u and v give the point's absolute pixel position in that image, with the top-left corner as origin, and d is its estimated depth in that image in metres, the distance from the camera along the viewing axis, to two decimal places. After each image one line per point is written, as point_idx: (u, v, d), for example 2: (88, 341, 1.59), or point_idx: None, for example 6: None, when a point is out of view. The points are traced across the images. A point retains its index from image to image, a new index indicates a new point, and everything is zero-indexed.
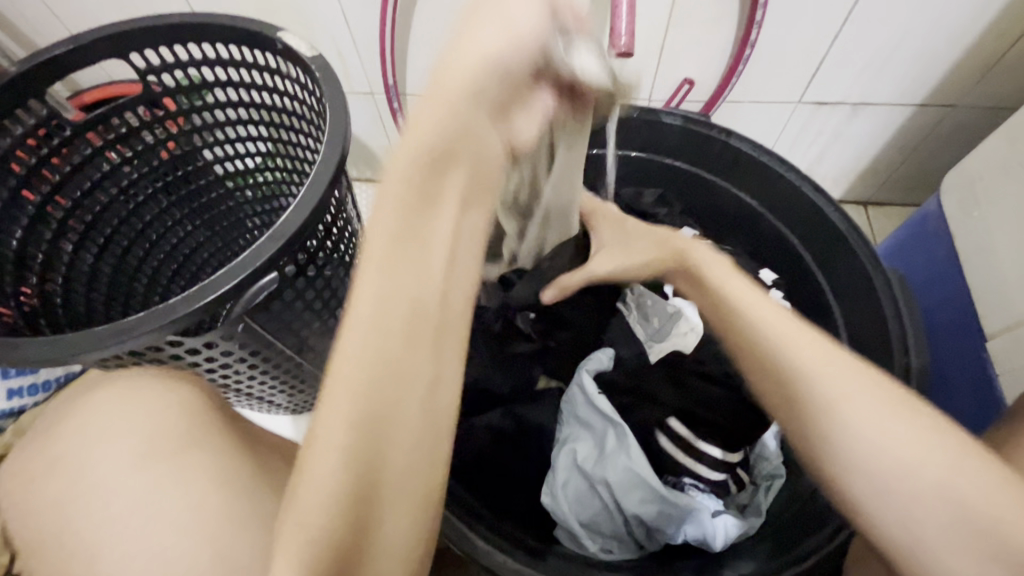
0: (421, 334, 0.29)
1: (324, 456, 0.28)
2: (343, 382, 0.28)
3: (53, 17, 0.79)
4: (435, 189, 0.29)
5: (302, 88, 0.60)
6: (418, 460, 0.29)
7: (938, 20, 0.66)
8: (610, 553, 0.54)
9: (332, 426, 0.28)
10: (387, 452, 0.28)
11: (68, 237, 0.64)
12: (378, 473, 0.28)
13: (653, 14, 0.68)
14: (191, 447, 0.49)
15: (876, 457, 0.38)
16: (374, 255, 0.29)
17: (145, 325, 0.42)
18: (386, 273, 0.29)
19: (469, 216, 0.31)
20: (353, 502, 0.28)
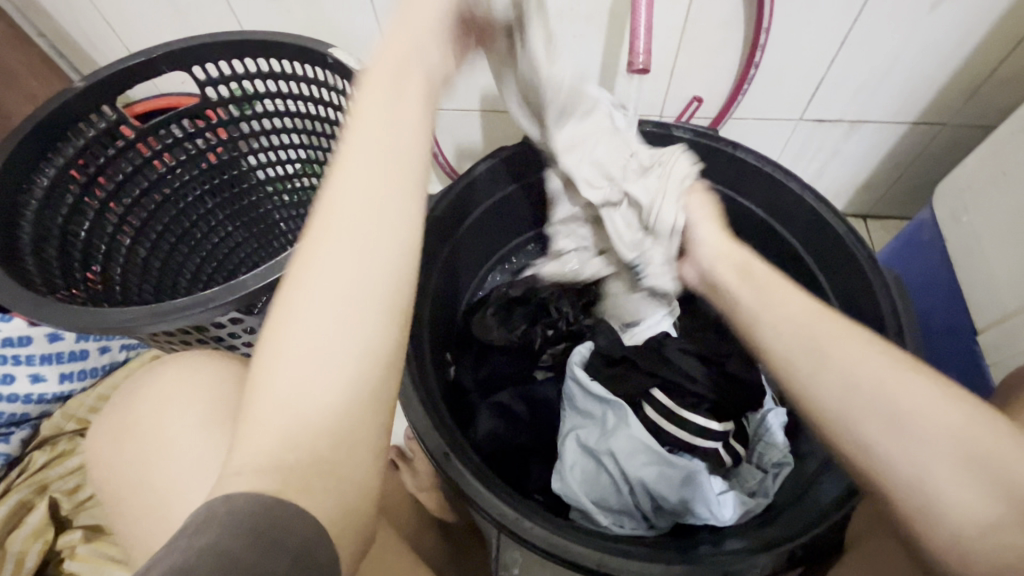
0: (354, 313, 0.33)
1: (263, 408, 0.32)
2: (289, 349, 0.32)
3: (113, 36, 0.86)
4: (366, 176, 0.35)
5: (347, 98, 0.66)
6: (351, 437, 0.32)
7: (927, 45, 0.73)
8: (622, 528, 0.58)
9: (273, 386, 0.32)
10: (320, 423, 0.32)
11: (125, 233, 0.70)
12: (312, 437, 0.31)
13: (666, 37, 0.74)
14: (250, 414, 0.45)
15: (886, 408, 0.37)
16: (320, 232, 0.34)
17: (223, 296, 0.50)
18: (331, 248, 0.34)
19: (393, 206, 0.35)
20: (291, 437, 0.31)
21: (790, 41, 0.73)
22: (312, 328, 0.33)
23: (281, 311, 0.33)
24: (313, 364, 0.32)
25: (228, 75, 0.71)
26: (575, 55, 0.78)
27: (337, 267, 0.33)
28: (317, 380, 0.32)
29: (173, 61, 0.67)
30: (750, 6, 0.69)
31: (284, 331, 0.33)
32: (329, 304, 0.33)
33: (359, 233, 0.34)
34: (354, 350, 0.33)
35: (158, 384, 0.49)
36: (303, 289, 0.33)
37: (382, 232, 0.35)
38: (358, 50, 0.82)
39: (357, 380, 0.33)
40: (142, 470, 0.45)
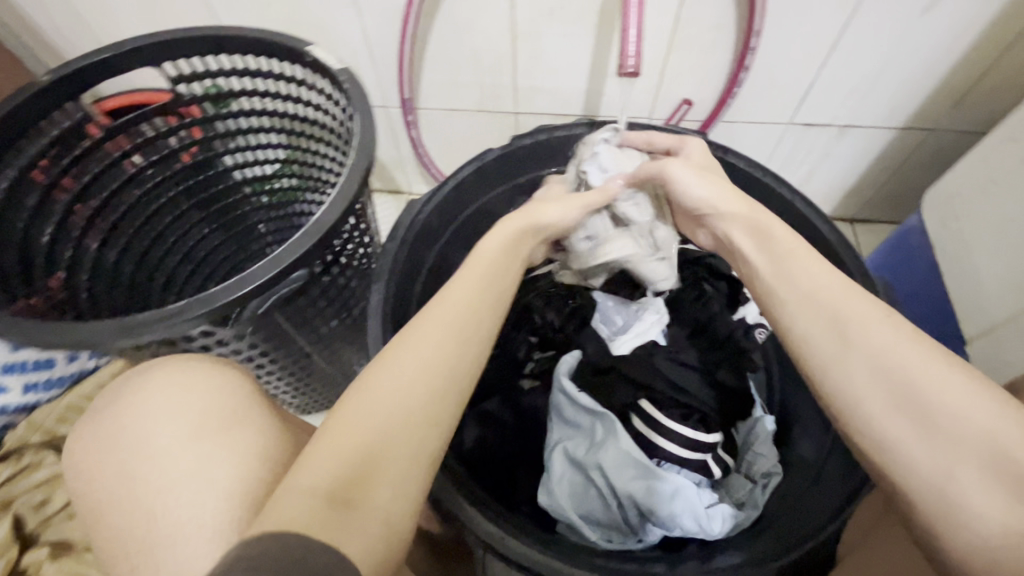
0: (433, 391, 0.39)
1: (332, 445, 0.35)
2: (368, 404, 0.37)
3: (83, 29, 0.83)
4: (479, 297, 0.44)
5: (327, 98, 0.64)
6: (394, 498, 0.35)
7: (917, 50, 0.72)
8: (609, 543, 0.57)
9: (348, 430, 0.36)
10: (375, 474, 0.35)
11: (93, 236, 0.66)
12: (364, 484, 0.34)
13: (656, 39, 0.73)
14: (246, 419, 0.45)
15: (912, 399, 0.36)
16: (424, 325, 0.42)
17: (190, 311, 0.47)
18: (435, 338, 0.41)
19: (487, 321, 0.44)
20: (344, 478, 0.34)
21: (782, 43, 0.72)
22: (398, 381, 0.38)
23: (373, 373, 0.39)
24: (381, 424, 0.36)
25: (202, 72, 0.68)
26: (564, 55, 0.76)
27: (435, 343, 0.40)
28: (390, 424, 0.36)
29: (142, 57, 0.64)
30: (742, 7, 0.67)
31: (375, 380, 0.38)
32: (419, 366, 0.39)
33: (459, 333, 0.42)
34: (432, 410, 0.38)
35: (140, 394, 0.46)
36: (397, 361, 0.39)
37: (474, 327, 0.42)
38: (340, 46, 0.79)
39: (423, 435, 0.37)
40: (103, 498, 0.43)
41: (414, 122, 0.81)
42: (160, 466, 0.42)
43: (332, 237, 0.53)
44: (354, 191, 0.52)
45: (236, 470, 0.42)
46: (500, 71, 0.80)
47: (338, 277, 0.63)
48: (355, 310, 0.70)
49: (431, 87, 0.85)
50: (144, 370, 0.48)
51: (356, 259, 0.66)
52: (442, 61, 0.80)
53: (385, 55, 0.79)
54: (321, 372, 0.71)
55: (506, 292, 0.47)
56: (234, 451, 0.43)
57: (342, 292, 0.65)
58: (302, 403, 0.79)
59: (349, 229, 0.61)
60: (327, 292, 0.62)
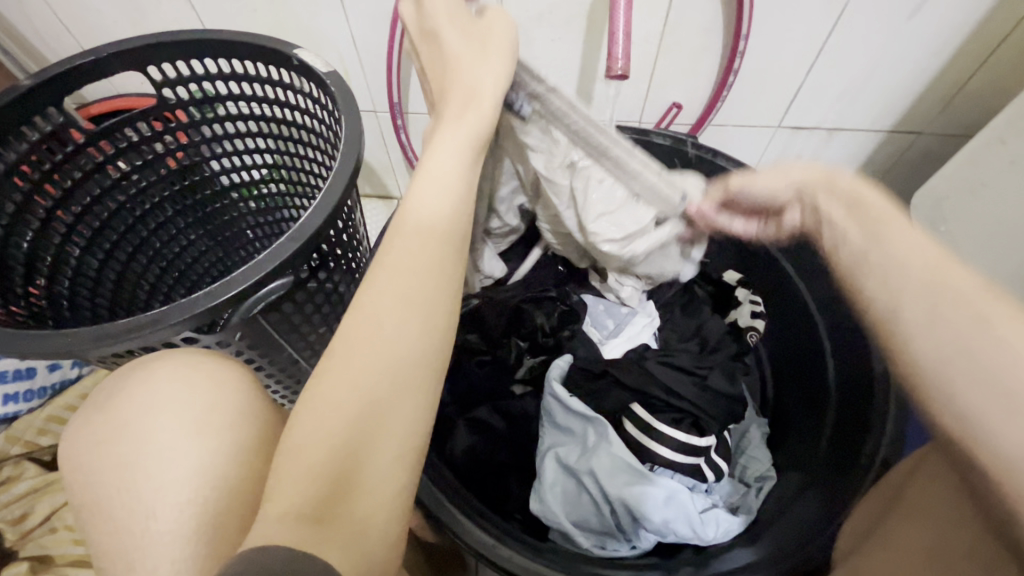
0: (399, 385, 0.36)
1: (300, 460, 0.33)
2: (332, 412, 0.35)
3: (66, 33, 0.82)
4: (434, 261, 0.40)
5: (314, 102, 0.63)
6: (377, 505, 0.34)
7: (904, 52, 0.72)
8: (604, 549, 0.56)
9: (315, 444, 0.34)
10: (353, 484, 0.33)
11: (76, 242, 0.65)
12: (342, 497, 0.33)
13: (646, 42, 0.73)
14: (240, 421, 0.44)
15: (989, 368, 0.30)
16: (375, 309, 0.38)
17: (171, 317, 0.46)
18: (389, 322, 0.37)
19: (444, 291, 0.40)
20: (322, 492, 0.32)
21: (769, 47, 0.73)
22: (355, 380, 0.36)
23: (330, 375, 0.36)
24: (347, 429, 0.34)
25: (188, 76, 0.67)
26: (553, 58, 0.76)
27: (386, 332, 0.37)
28: (357, 428, 0.34)
29: (126, 61, 0.63)
30: (730, 10, 0.68)
31: (330, 385, 0.36)
32: (372, 364, 0.36)
33: (416, 312, 0.38)
34: (401, 404, 0.36)
35: (131, 395, 0.45)
36: (352, 358, 0.36)
37: (427, 300, 0.39)
38: (329, 51, 0.79)
39: (392, 432, 0.35)
40: (86, 510, 0.42)
41: (404, 126, 0.81)
42: (141, 478, 0.41)
43: (317, 242, 0.52)
44: (340, 193, 0.52)
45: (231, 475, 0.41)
46: None
47: (326, 282, 0.62)
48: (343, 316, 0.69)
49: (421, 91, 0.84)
50: (133, 370, 0.46)
51: (345, 265, 0.65)
52: None
53: (373, 59, 0.79)
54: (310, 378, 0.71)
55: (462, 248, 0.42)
56: (224, 460, 0.42)
57: (330, 299, 0.64)
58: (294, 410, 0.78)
59: (338, 232, 0.60)
60: (315, 297, 0.61)
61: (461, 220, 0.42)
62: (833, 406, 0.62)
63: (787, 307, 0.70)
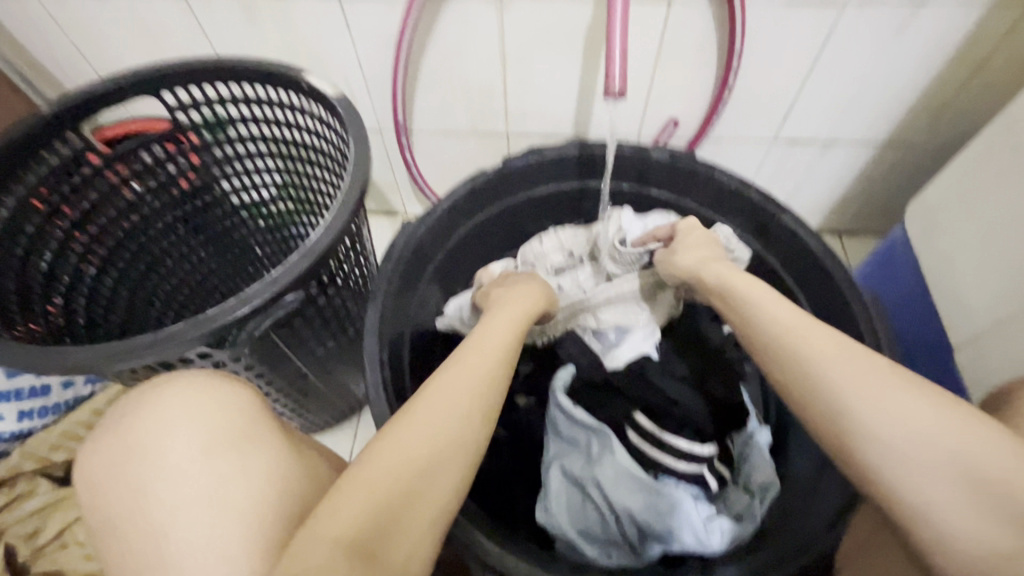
0: (457, 442, 0.41)
1: (365, 487, 0.36)
2: (402, 451, 0.38)
3: (84, 61, 0.85)
4: (501, 361, 0.49)
5: (322, 123, 0.66)
6: (414, 550, 0.36)
7: (893, 68, 0.74)
8: (609, 559, 0.56)
9: (379, 475, 0.36)
10: (401, 524, 0.36)
11: (91, 262, 0.67)
12: (389, 536, 0.35)
13: (642, 61, 0.75)
14: (252, 433, 0.46)
15: (859, 407, 0.36)
16: (449, 381, 0.44)
17: (188, 333, 0.48)
18: (459, 392, 0.43)
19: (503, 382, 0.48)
20: (373, 526, 0.35)
21: (762, 64, 0.75)
22: (423, 431, 0.40)
23: (401, 423, 0.40)
24: (408, 472, 0.37)
25: (201, 100, 0.69)
26: (552, 76, 0.78)
27: (455, 397, 0.43)
28: (419, 470, 0.38)
29: (143, 87, 0.65)
30: (722, 29, 0.70)
31: (400, 438, 0.39)
32: (441, 420, 0.41)
33: (479, 392, 0.45)
34: (455, 465, 0.40)
35: (147, 410, 0.46)
36: (424, 409, 0.41)
37: (485, 394, 0.45)
38: (336, 73, 0.81)
39: (438, 496, 0.38)
40: (103, 523, 0.44)
41: (407, 144, 0.83)
42: (156, 489, 0.42)
43: (327, 258, 0.54)
44: (350, 212, 0.54)
45: (242, 488, 0.42)
46: (489, 94, 0.83)
47: (334, 297, 0.63)
48: (351, 330, 0.70)
49: (424, 112, 0.87)
50: (151, 387, 0.48)
51: (353, 280, 0.67)
52: (434, 86, 0.82)
53: (378, 81, 0.82)
54: (318, 392, 0.72)
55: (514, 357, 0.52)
56: (237, 475, 0.43)
57: (339, 314, 0.66)
58: (303, 425, 0.80)
59: (346, 248, 0.62)
60: (323, 312, 0.63)
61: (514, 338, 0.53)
62: None
63: None
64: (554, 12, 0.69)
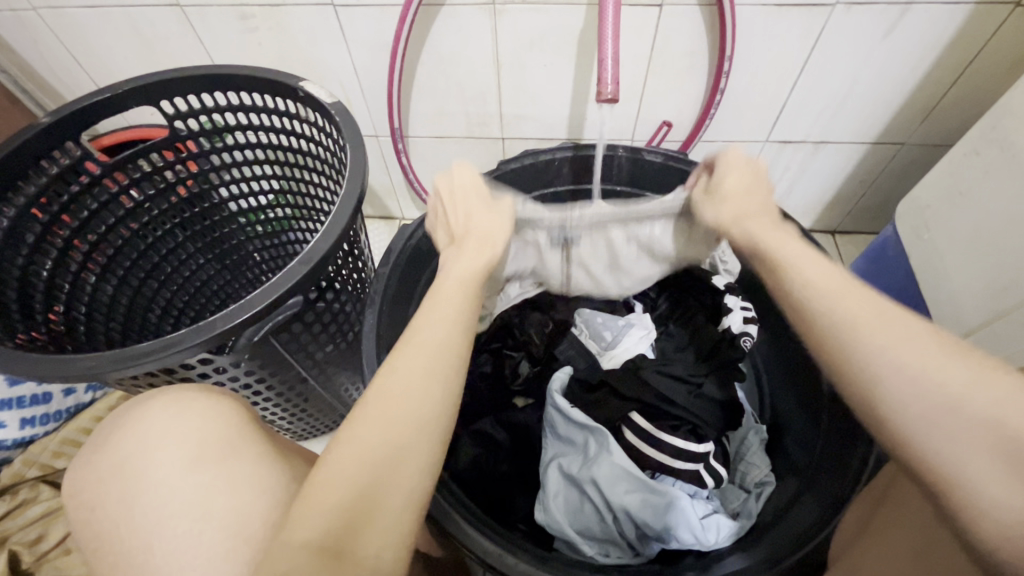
0: (416, 429, 0.40)
1: (326, 489, 0.36)
2: (358, 450, 0.38)
3: (80, 71, 0.86)
4: (452, 325, 0.45)
5: (319, 130, 0.66)
6: (386, 544, 0.36)
7: (883, 68, 0.75)
8: (606, 557, 0.57)
9: (337, 479, 0.37)
10: (367, 521, 0.36)
11: (90, 269, 0.68)
12: (355, 535, 0.36)
13: (635, 65, 0.76)
14: (246, 445, 0.47)
15: (880, 390, 0.36)
16: (400, 363, 0.42)
17: (189, 340, 0.48)
18: (410, 373, 0.42)
19: (459, 350, 0.45)
20: (339, 527, 0.35)
21: (753, 66, 0.76)
22: (381, 425, 0.39)
23: (359, 421, 0.40)
24: (374, 467, 0.38)
25: (198, 108, 0.70)
26: (547, 81, 0.79)
27: (409, 383, 0.41)
28: (380, 466, 0.38)
29: (141, 96, 0.66)
30: (714, 32, 0.71)
31: (360, 431, 0.39)
32: (397, 409, 0.40)
33: (436, 368, 0.42)
34: (421, 451, 0.39)
35: (147, 419, 0.47)
36: (377, 401, 0.40)
37: (444, 371, 0.43)
38: (332, 80, 0.82)
39: (406, 482, 0.38)
40: (105, 530, 0.44)
41: (404, 149, 0.84)
42: (157, 498, 0.43)
43: (327, 263, 0.54)
44: (348, 218, 0.54)
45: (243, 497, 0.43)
46: (485, 100, 0.84)
47: (333, 301, 0.64)
48: (349, 334, 0.71)
49: (420, 117, 0.88)
50: (155, 398, 0.49)
51: (351, 286, 0.68)
52: (430, 92, 0.83)
53: (374, 87, 0.82)
54: (317, 396, 0.73)
55: (471, 318, 0.48)
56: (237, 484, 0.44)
57: (338, 318, 0.67)
58: (302, 429, 0.80)
59: (344, 253, 0.63)
60: (322, 317, 0.63)
61: (467, 291, 0.48)
62: (826, 410, 0.62)
63: (777, 315, 0.73)
64: (548, 18, 0.70)
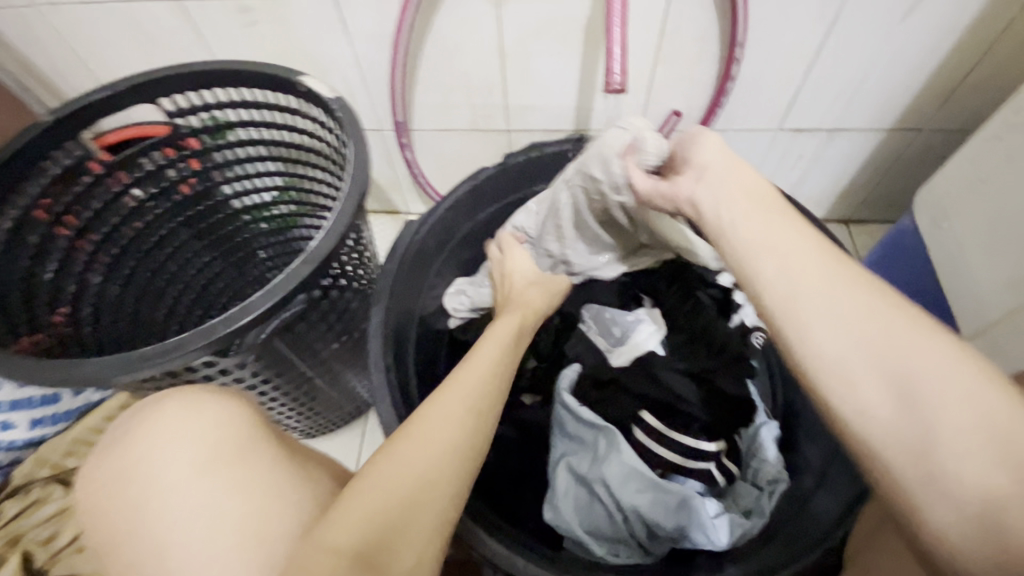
0: (455, 453, 0.41)
1: (368, 497, 0.37)
2: (400, 465, 0.39)
3: (82, 68, 0.85)
4: (493, 372, 0.49)
5: (320, 126, 0.65)
6: (419, 563, 0.36)
7: (901, 51, 0.73)
8: (617, 557, 0.56)
9: (379, 490, 0.37)
10: (404, 534, 0.36)
11: (95, 270, 0.68)
12: (391, 547, 0.35)
13: (642, 54, 0.74)
14: (253, 450, 0.46)
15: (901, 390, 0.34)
16: (444, 394, 0.45)
17: (190, 343, 0.48)
18: (453, 403, 0.44)
19: (498, 392, 0.48)
20: (378, 535, 0.35)
21: (765, 52, 0.74)
22: (423, 445, 0.40)
23: (403, 437, 0.41)
24: (416, 481, 0.38)
25: (198, 105, 0.69)
26: (552, 71, 0.78)
27: (451, 410, 0.43)
28: (421, 482, 0.38)
29: (141, 93, 0.65)
30: (724, 18, 0.69)
31: (403, 445, 0.40)
32: (440, 432, 0.41)
33: (477, 401, 0.45)
34: (459, 473, 0.41)
35: (153, 423, 0.47)
36: (419, 423, 0.42)
37: (482, 406, 0.45)
38: (334, 74, 0.81)
39: (441, 502, 0.39)
40: (112, 534, 0.44)
41: (408, 143, 0.83)
42: (164, 502, 0.43)
43: (330, 263, 0.53)
44: (351, 215, 0.53)
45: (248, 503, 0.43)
46: (490, 91, 0.82)
47: (337, 300, 0.63)
48: (355, 331, 0.71)
49: (423, 111, 0.86)
50: (159, 402, 0.48)
51: (357, 281, 0.67)
52: (433, 84, 0.81)
53: (376, 80, 0.81)
54: (326, 394, 0.73)
55: (507, 368, 0.51)
56: (243, 483, 0.44)
57: (345, 315, 0.67)
58: (312, 426, 0.80)
59: (349, 248, 0.62)
60: (328, 315, 0.63)
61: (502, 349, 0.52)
62: None
63: None
64: (552, 7, 0.68)
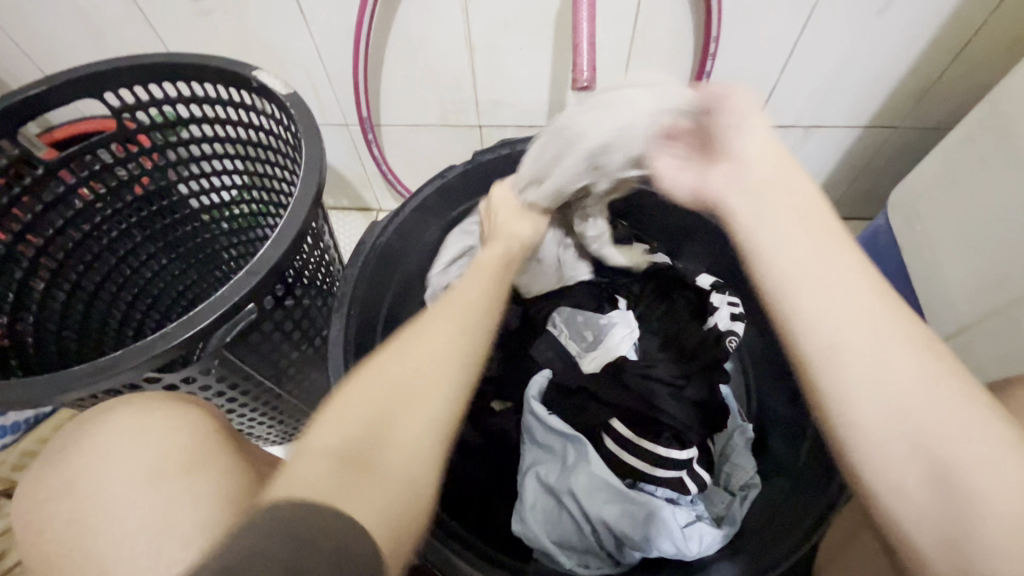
0: (443, 351, 0.39)
1: (351, 403, 0.35)
2: (384, 372, 0.37)
3: (26, 59, 0.80)
4: (490, 285, 0.46)
5: (276, 123, 0.62)
6: (410, 463, 0.34)
7: (877, 47, 0.71)
8: (587, 569, 0.55)
9: (361, 397, 0.36)
10: (389, 433, 0.34)
11: (40, 275, 0.64)
12: (377, 447, 0.34)
13: (615, 49, 0.72)
14: (202, 465, 0.42)
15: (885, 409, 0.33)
16: (435, 308, 0.43)
17: (125, 361, 0.45)
18: (441, 311, 0.42)
19: (493, 300, 0.45)
20: (359, 439, 0.34)
21: (740, 47, 0.72)
22: (408, 348, 0.38)
23: (389, 348, 0.39)
24: (399, 384, 0.36)
25: (148, 100, 0.65)
26: (522, 66, 0.75)
27: (440, 316, 0.41)
28: (405, 384, 0.36)
29: (84, 88, 0.61)
30: (698, 12, 0.66)
31: (389, 356, 0.38)
32: (428, 334, 0.39)
33: (468, 307, 0.43)
34: (450, 370, 0.38)
35: (92, 444, 0.44)
36: (407, 333, 0.40)
37: (477, 312, 0.43)
38: (296, 67, 0.77)
39: (430, 401, 0.36)
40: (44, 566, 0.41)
41: (375, 140, 0.80)
42: (108, 522, 0.40)
43: (281, 271, 0.51)
44: (303, 220, 0.51)
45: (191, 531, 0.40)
46: (459, 86, 0.79)
47: (296, 306, 0.61)
48: (316, 338, 0.68)
49: (390, 106, 0.83)
50: (98, 422, 0.46)
51: (317, 285, 0.65)
52: (399, 78, 0.78)
53: (340, 73, 0.77)
54: (291, 401, 0.70)
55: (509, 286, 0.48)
56: (189, 500, 0.40)
57: (304, 323, 0.64)
58: (278, 434, 0.78)
59: (306, 251, 0.59)
60: (286, 322, 0.60)
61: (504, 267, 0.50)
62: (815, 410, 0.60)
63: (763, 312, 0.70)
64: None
